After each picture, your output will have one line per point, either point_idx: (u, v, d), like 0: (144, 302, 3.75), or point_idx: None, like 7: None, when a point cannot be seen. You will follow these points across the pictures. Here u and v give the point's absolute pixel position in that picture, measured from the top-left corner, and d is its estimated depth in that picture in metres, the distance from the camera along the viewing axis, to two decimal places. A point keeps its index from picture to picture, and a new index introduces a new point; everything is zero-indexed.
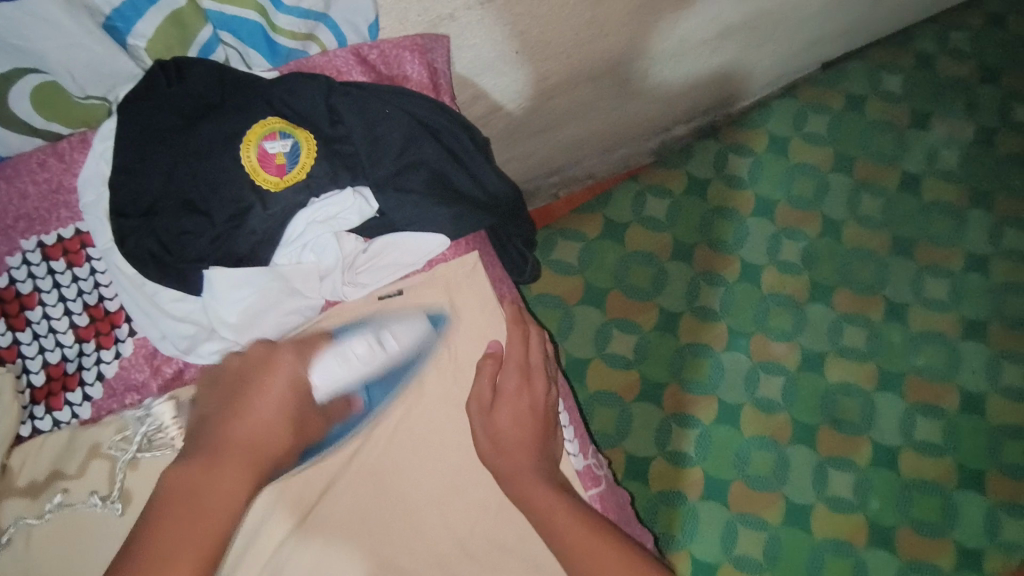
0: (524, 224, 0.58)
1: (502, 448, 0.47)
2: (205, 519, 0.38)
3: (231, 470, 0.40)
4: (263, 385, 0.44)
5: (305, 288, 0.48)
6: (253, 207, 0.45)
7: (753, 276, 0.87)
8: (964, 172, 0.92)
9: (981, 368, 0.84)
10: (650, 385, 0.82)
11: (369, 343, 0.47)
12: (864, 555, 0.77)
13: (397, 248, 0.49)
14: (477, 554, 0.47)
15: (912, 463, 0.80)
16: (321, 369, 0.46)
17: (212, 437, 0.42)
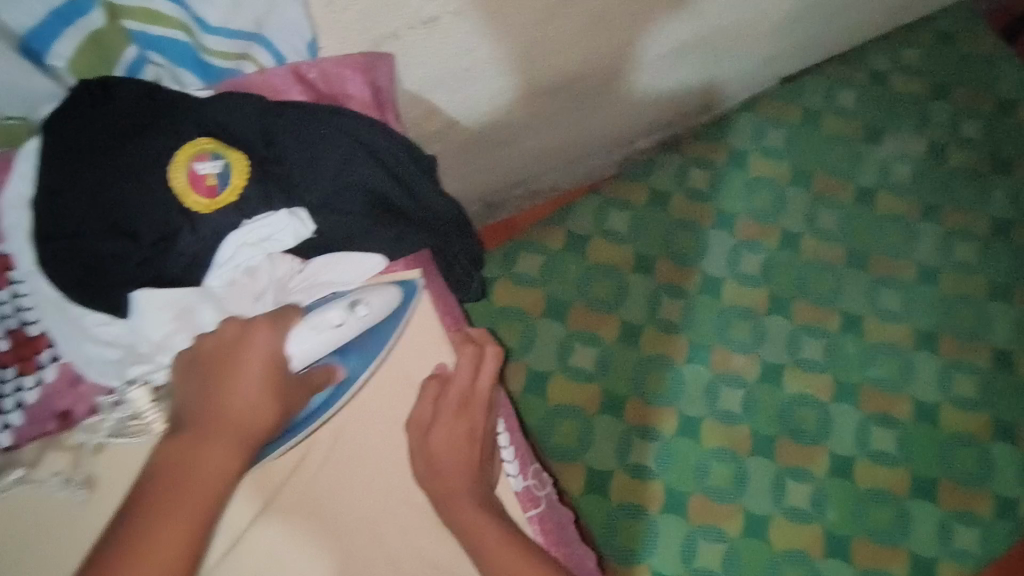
0: (471, 238, 0.63)
1: (437, 469, 0.49)
2: (193, 493, 0.42)
3: (219, 451, 0.44)
4: (241, 363, 0.46)
5: (235, 305, 0.50)
6: (181, 230, 0.49)
7: (714, 289, 0.88)
8: (915, 187, 0.94)
9: (934, 378, 0.86)
10: (611, 398, 0.82)
11: (341, 310, 0.49)
12: (822, 565, 0.77)
13: (334, 268, 0.52)
14: (407, 572, 0.49)
15: (868, 473, 0.81)
16: (295, 339, 0.48)
17: (203, 420, 0.45)
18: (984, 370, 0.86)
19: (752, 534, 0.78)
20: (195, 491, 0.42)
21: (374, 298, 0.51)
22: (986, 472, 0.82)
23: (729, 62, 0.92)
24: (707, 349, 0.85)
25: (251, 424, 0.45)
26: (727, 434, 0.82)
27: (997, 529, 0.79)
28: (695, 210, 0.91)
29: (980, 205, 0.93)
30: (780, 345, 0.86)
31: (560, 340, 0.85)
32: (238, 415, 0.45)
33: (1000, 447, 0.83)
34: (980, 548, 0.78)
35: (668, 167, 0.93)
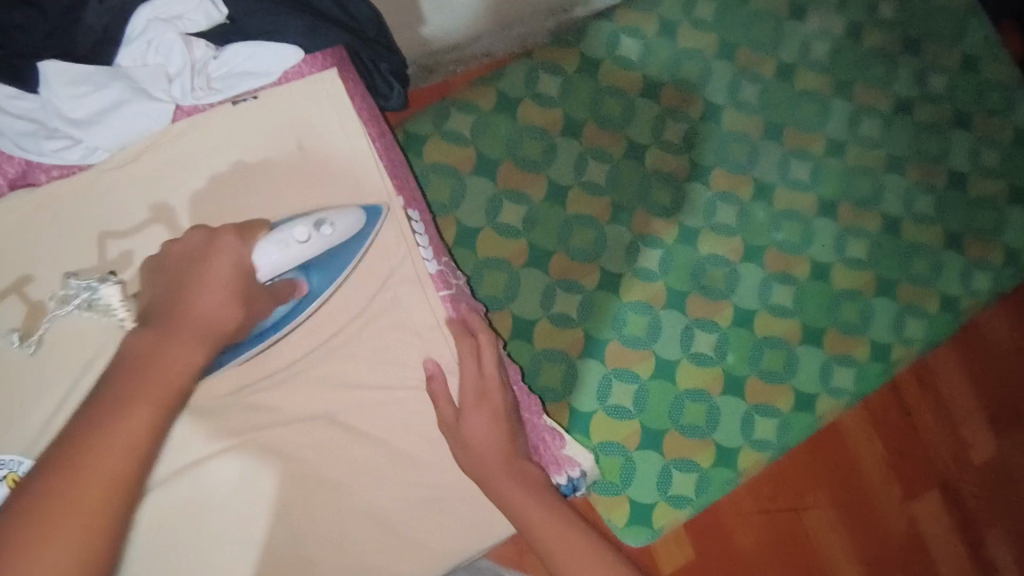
0: (391, 56, 0.75)
1: (485, 393, 0.64)
2: (153, 381, 0.45)
3: (190, 339, 0.47)
4: (207, 270, 0.52)
5: (154, 87, 0.64)
6: (88, 5, 0.61)
7: (639, 154, 0.92)
8: (831, 64, 0.99)
9: (831, 241, 0.94)
10: (536, 253, 0.87)
11: (307, 227, 0.58)
12: (719, 400, 0.87)
13: (249, 59, 0.65)
14: (384, 461, 0.64)
15: (765, 324, 0.90)
16: (261, 252, 0.55)
17: (168, 314, 0.48)
18: (874, 234, 0.95)
19: (664, 381, 0.87)
20: (161, 382, 0.45)
21: (339, 219, 0.60)
22: (867, 321, 0.92)
23: None
24: (630, 212, 0.90)
25: (218, 323, 0.50)
26: (646, 290, 0.89)
27: (870, 369, 0.91)
28: (624, 77, 0.93)
29: (887, 84, 0.99)
30: (697, 209, 0.92)
31: (490, 196, 0.87)
32: (206, 321, 0.49)
33: (880, 301, 0.93)
34: (853, 386, 0.90)
35: (600, 34, 0.94)
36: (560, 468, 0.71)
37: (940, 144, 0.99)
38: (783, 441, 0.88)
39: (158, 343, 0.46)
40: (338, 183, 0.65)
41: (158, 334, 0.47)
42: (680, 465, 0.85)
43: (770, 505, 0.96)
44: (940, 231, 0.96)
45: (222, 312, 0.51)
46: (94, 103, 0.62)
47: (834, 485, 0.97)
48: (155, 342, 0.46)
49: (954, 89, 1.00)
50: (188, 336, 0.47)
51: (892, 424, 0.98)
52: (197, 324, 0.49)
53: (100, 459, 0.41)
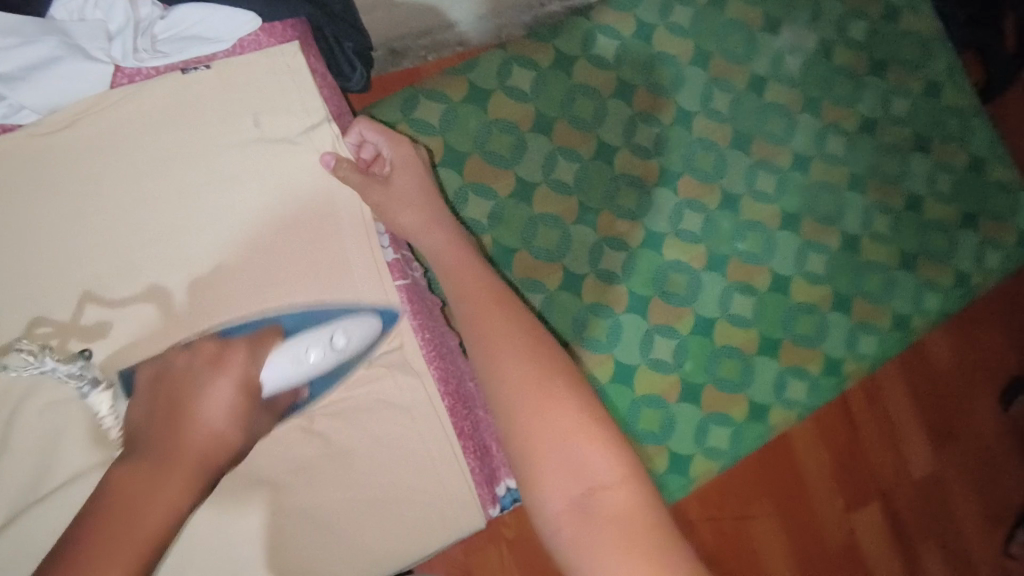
0: (357, 36, 0.76)
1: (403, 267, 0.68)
2: (127, 542, 0.45)
3: (176, 480, 0.48)
4: (203, 401, 0.52)
5: (91, 45, 0.64)
6: None
7: (609, 156, 0.91)
8: (801, 79, 1.00)
9: (791, 254, 0.95)
10: (500, 250, 0.86)
11: (321, 348, 0.58)
12: (675, 408, 0.87)
13: (201, 25, 0.66)
14: (337, 471, 0.63)
15: (724, 333, 0.91)
16: (271, 368, 0.57)
17: (157, 448, 0.49)
18: (833, 249, 0.97)
19: (621, 386, 0.86)
20: (146, 524, 0.46)
21: (352, 336, 0.60)
22: (821, 336, 0.94)
23: None
24: (597, 213, 0.89)
25: (212, 457, 0.50)
26: (608, 293, 0.88)
27: (822, 382, 0.92)
28: (597, 77, 0.92)
29: (853, 104, 1.01)
30: (663, 215, 0.92)
31: (455, 189, 0.85)
32: (200, 462, 0.49)
33: (835, 316, 0.95)
34: (805, 398, 0.91)
35: (576, 31, 0.93)
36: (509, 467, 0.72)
37: (900, 165, 1.01)
38: (736, 450, 0.88)
39: (148, 487, 0.47)
40: (314, 224, 0.66)
41: (152, 471, 0.48)
42: None
43: (717, 512, 0.97)
44: (895, 250, 0.99)
45: (218, 436, 0.51)
46: (26, 57, 0.62)
47: (779, 495, 0.98)
48: (148, 486, 0.47)
49: (916, 112, 1.03)
50: (181, 473, 0.48)
51: (838, 437, 1.00)
52: (192, 462, 0.49)
53: None
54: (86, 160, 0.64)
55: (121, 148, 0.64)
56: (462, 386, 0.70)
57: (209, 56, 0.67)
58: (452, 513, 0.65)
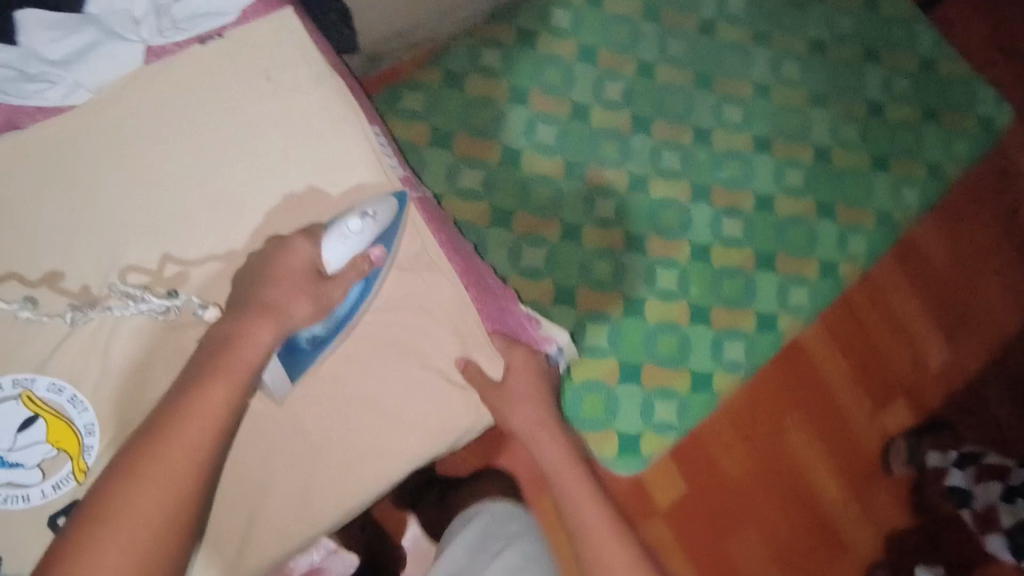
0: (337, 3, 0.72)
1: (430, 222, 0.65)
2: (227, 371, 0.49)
3: (267, 318, 0.52)
4: (278, 266, 0.55)
5: (123, 29, 0.61)
6: None
7: (583, 114, 0.98)
8: (747, 16, 1.07)
9: (770, 175, 1.01)
10: (499, 212, 0.92)
11: (358, 215, 0.58)
12: (689, 331, 0.92)
13: (211, 1, 0.63)
14: (314, 454, 0.59)
15: (721, 255, 0.96)
16: (329, 248, 0.57)
17: (241, 300, 0.53)
18: (808, 163, 1.02)
19: (634, 318, 0.92)
20: (245, 348, 0.50)
21: (378, 208, 0.59)
22: (813, 244, 0.99)
23: None
24: (583, 167, 0.96)
25: (294, 303, 0.53)
26: (607, 237, 0.94)
27: (823, 287, 0.98)
28: (559, 46, 1.00)
29: (802, 30, 1.08)
30: (643, 159, 0.98)
31: (448, 165, 0.92)
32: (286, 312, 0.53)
33: (823, 223, 1.00)
34: (809, 303, 0.97)
35: (532, 8, 1.00)
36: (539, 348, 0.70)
37: (856, 77, 1.07)
38: (753, 360, 0.93)
39: (236, 324, 0.51)
40: (319, 123, 0.64)
41: (249, 312, 0.52)
42: (660, 394, 0.90)
43: (752, 430, 1.00)
44: (866, 155, 1.04)
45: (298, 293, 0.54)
46: (69, 48, 0.59)
47: (806, 404, 1.02)
48: (241, 320, 0.51)
49: (861, 28, 1.09)
50: (267, 316, 0.52)
51: (851, 340, 1.04)
52: (275, 309, 0.53)
53: (198, 419, 0.46)
54: (111, 150, 0.61)
55: (147, 138, 0.62)
56: (483, 281, 0.68)
57: (219, 28, 0.64)
58: (482, 417, 0.62)
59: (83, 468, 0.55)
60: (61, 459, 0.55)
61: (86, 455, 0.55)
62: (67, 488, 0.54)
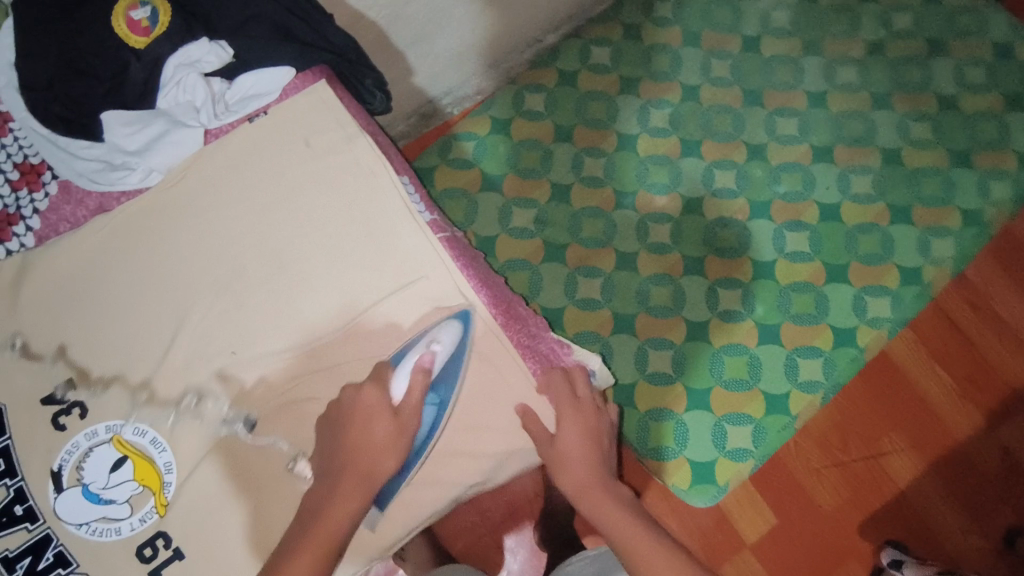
0: (372, 68, 0.69)
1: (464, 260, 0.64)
2: (351, 475, 0.54)
3: (347, 489, 0.53)
4: (365, 424, 0.55)
5: (186, 118, 0.63)
6: (130, 63, 0.60)
7: (630, 144, 0.99)
8: (794, 27, 1.05)
9: (833, 183, 0.97)
10: (552, 247, 0.94)
11: (422, 347, 0.57)
12: (757, 351, 0.90)
13: (256, 81, 0.64)
14: None
15: (787, 271, 0.93)
16: (395, 388, 0.56)
17: (344, 439, 0.55)
18: (875, 167, 0.98)
19: (698, 341, 0.90)
20: (361, 464, 0.54)
21: (444, 334, 0.58)
22: (889, 250, 0.94)
23: None
24: (634, 196, 0.96)
25: (381, 456, 0.54)
26: (663, 261, 0.93)
27: (904, 294, 0.92)
28: (601, 82, 1.02)
29: (854, 33, 1.04)
30: (695, 181, 0.97)
31: (500, 206, 0.96)
32: (370, 471, 0.54)
33: (898, 227, 0.95)
34: (890, 313, 0.91)
35: (571, 50, 1.04)
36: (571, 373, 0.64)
37: (922, 72, 1.02)
38: (832, 378, 0.89)
39: (327, 493, 0.53)
40: (359, 187, 0.64)
41: (330, 482, 0.54)
42: (732, 419, 0.87)
43: (842, 455, 0.90)
44: (942, 151, 0.98)
45: (380, 444, 0.54)
46: (141, 138, 0.62)
47: (906, 423, 0.91)
48: (328, 494, 0.53)
49: (921, 21, 1.04)
50: (348, 486, 0.53)
51: (952, 350, 0.93)
52: (361, 471, 0.54)
53: (329, 521, 0.52)
54: (169, 231, 0.63)
55: (199, 214, 0.63)
56: (514, 307, 0.65)
57: (263, 107, 0.65)
58: (528, 438, 0.60)
59: (163, 503, 0.57)
60: (145, 495, 0.57)
61: (165, 490, 0.58)
62: (152, 521, 0.57)
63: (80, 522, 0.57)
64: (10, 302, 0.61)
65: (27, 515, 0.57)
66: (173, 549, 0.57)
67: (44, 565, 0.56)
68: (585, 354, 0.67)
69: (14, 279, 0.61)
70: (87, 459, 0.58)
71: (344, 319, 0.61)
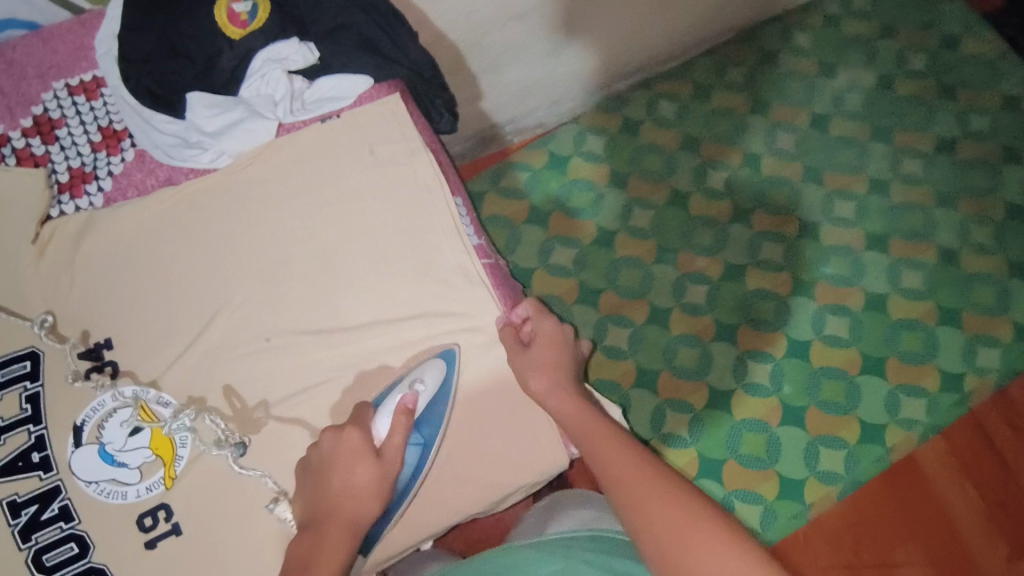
0: (443, 89, 0.72)
1: (494, 272, 0.65)
2: (333, 524, 0.52)
3: (331, 543, 0.51)
4: (345, 472, 0.53)
5: (263, 111, 0.65)
6: (222, 52, 0.64)
7: (681, 201, 0.99)
8: (866, 112, 1.04)
9: (883, 274, 0.95)
10: (588, 290, 0.94)
11: (406, 387, 0.57)
12: (778, 431, 0.87)
13: (336, 86, 0.67)
14: None
15: (821, 355, 0.91)
16: (377, 427, 0.55)
17: (322, 486, 0.54)
18: (929, 265, 0.95)
19: (719, 411, 0.88)
20: (348, 513, 0.52)
21: (426, 376, 0.58)
22: (931, 351, 0.91)
23: (702, 15, 1.02)
24: (677, 253, 0.96)
25: (365, 502, 0.53)
26: (697, 323, 0.92)
27: (942, 400, 0.89)
28: (664, 136, 1.03)
29: (927, 127, 1.03)
30: (741, 248, 0.96)
31: (543, 241, 0.97)
32: (354, 519, 0.52)
33: (944, 330, 0.92)
34: (924, 416, 0.88)
35: (639, 101, 1.05)
36: None
37: (991, 178, 1.00)
38: (853, 473, 0.86)
39: (314, 549, 0.51)
40: (411, 204, 0.65)
41: (314, 537, 0.52)
42: (741, 496, 0.85)
43: (854, 557, 0.86)
44: (1001, 261, 0.95)
45: (363, 491, 0.53)
46: (219, 122, 0.65)
47: (926, 535, 0.87)
48: (313, 548, 0.51)
49: (997, 127, 1.02)
50: (334, 537, 0.51)
51: (984, 467, 0.89)
52: (347, 520, 0.52)
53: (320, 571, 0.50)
54: (221, 218, 0.65)
55: (258, 204, 0.65)
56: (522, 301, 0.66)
57: (337, 111, 0.67)
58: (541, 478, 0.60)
59: (172, 475, 0.58)
60: (156, 464, 0.58)
61: (176, 463, 0.59)
62: (157, 491, 0.58)
63: (90, 480, 0.58)
64: (66, 258, 0.63)
65: (42, 463, 0.58)
66: (172, 524, 0.57)
67: (48, 515, 0.57)
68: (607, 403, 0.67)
69: (75, 236, 0.63)
70: (109, 419, 0.59)
71: (379, 328, 0.62)
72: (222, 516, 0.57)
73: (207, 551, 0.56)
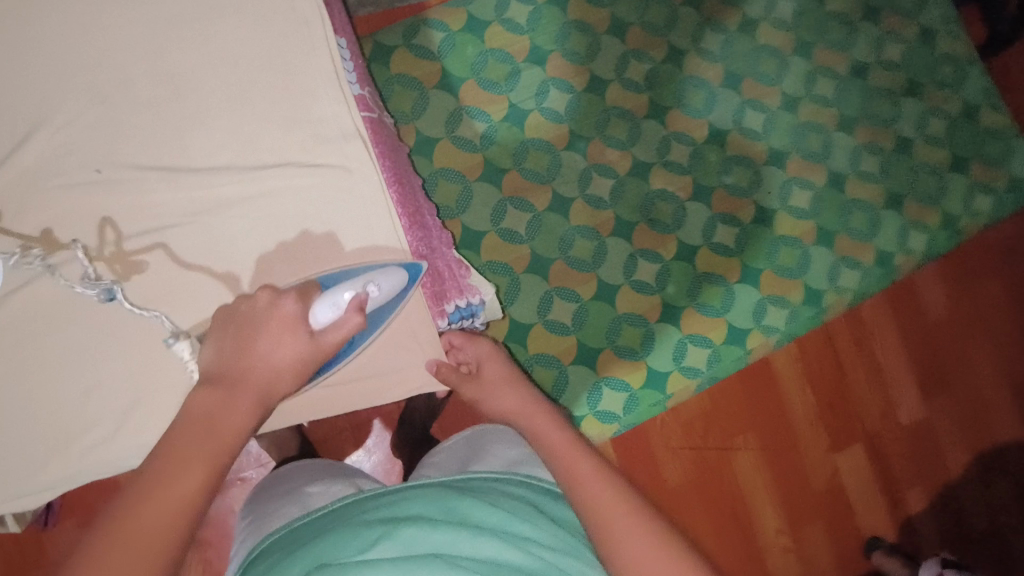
0: None
1: (391, 160, 0.66)
2: (244, 389, 0.50)
3: (235, 405, 0.49)
4: (263, 337, 0.52)
5: None
6: None
7: (599, 88, 0.95)
8: (795, 22, 1.02)
9: (778, 189, 0.98)
10: (491, 168, 0.90)
11: (360, 286, 0.55)
12: (656, 327, 0.92)
13: None
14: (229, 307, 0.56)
15: (706, 261, 0.94)
16: (318, 310, 0.54)
17: (233, 369, 0.51)
18: (819, 186, 0.99)
19: (605, 304, 0.91)
20: (251, 377, 0.51)
21: (383, 281, 0.57)
22: (803, 267, 0.97)
23: None
24: (587, 142, 0.94)
25: (282, 379, 0.52)
26: (596, 217, 0.92)
27: (802, 312, 0.96)
28: (593, 15, 0.96)
29: (846, 47, 1.03)
30: (651, 146, 0.95)
31: (450, 111, 0.90)
32: (265, 386, 0.51)
33: (819, 249, 0.98)
34: (783, 325, 0.96)
35: None
36: (461, 293, 0.66)
37: (891, 108, 1.03)
38: (712, 370, 0.94)
39: (219, 402, 0.49)
40: (284, 39, 0.63)
41: (223, 390, 0.50)
42: (611, 384, 0.90)
43: (700, 441, 0.95)
44: (882, 190, 1.01)
45: (285, 364, 0.52)
46: None
47: (763, 428, 0.97)
48: (221, 402, 0.49)
49: (909, 58, 1.04)
50: (245, 399, 0.50)
51: (823, 373, 0.99)
52: (258, 387, 0.51)
53: (227, 423, 0.49)
54: (65, 36, 0.61)
55: (114, 33, 0.62)
56: (416, 201, 0.67)
57: None
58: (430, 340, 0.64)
59: None
60: None
61: None
62: None
63: None
64: None
65: None
66: None
67: None
68: (481, 281, 0.69)
69: None
70: None
71: (242, 173, 0.61)
72: (61, 354, 0.59)
73: (37, 390, 0.59)
